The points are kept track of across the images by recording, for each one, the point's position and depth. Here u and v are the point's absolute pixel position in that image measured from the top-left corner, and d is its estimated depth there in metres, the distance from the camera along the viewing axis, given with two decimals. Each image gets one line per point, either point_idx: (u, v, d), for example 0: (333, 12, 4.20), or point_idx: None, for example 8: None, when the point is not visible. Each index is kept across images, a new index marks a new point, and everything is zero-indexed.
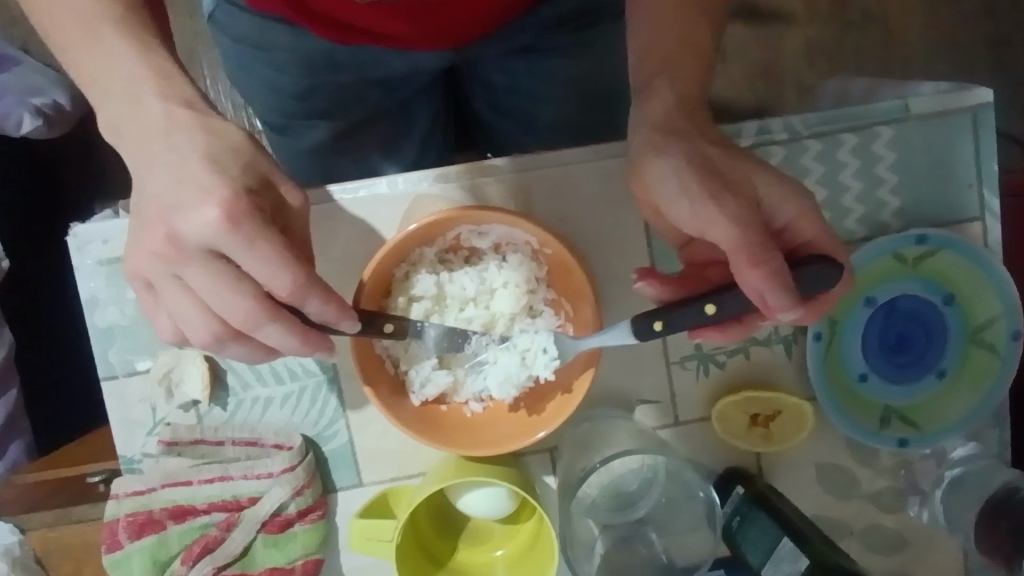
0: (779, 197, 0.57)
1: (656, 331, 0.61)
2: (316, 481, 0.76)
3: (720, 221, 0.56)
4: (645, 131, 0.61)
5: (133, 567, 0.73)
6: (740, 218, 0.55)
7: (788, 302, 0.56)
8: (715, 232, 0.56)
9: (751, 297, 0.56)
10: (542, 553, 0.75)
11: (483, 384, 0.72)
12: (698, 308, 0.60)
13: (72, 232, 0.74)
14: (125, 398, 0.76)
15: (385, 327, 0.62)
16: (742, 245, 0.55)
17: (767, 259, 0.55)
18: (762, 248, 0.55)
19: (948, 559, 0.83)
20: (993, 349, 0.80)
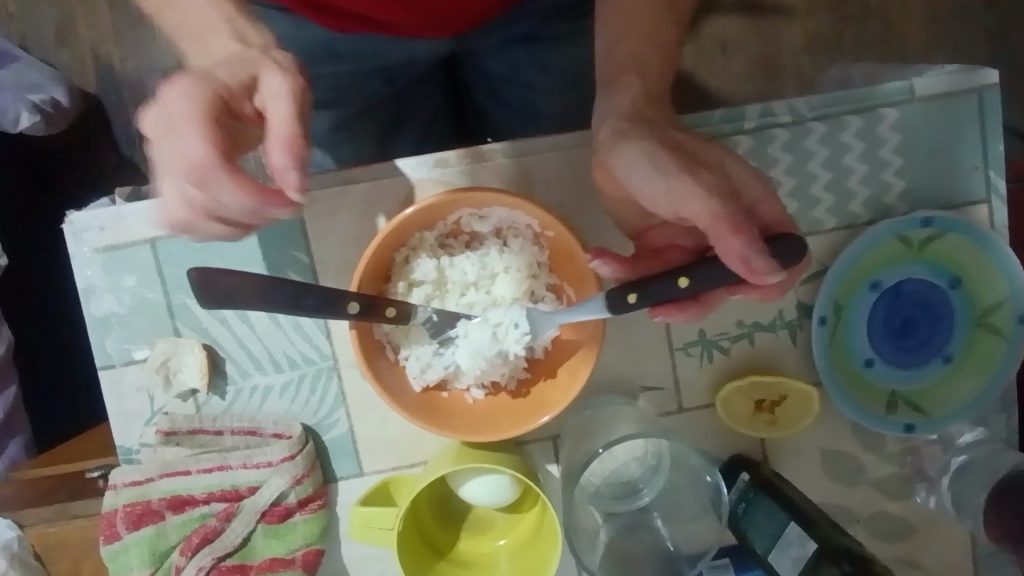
0: (745, 177, 0.59)
1: (631, 303, 0.61)
2: (316, 470, 0.76)
3: (696, 190, 0.56)
4: (611, 120, 0.62)
5: (132, 559, 0.72)
6: (715, 190, 0.56)
7: (773, 266, 0.55)
8: (691, 204, 0.56)
9: (735, 266, 0.56)
10: (545, 541, 0.74)
11: (450, 360, 0.69)
12: (672, 281, 0.59)
13: (68, 219, 0.73)
14: (123, 388, 0.75)
15: (387, 311, 0.64)
16: (721, 215, 0.55)
17: (747, 227, 0.55)
18: (741, 217, 0.55)
19: (955, 546, 0.82)
20: (1000, 333, 0.79)
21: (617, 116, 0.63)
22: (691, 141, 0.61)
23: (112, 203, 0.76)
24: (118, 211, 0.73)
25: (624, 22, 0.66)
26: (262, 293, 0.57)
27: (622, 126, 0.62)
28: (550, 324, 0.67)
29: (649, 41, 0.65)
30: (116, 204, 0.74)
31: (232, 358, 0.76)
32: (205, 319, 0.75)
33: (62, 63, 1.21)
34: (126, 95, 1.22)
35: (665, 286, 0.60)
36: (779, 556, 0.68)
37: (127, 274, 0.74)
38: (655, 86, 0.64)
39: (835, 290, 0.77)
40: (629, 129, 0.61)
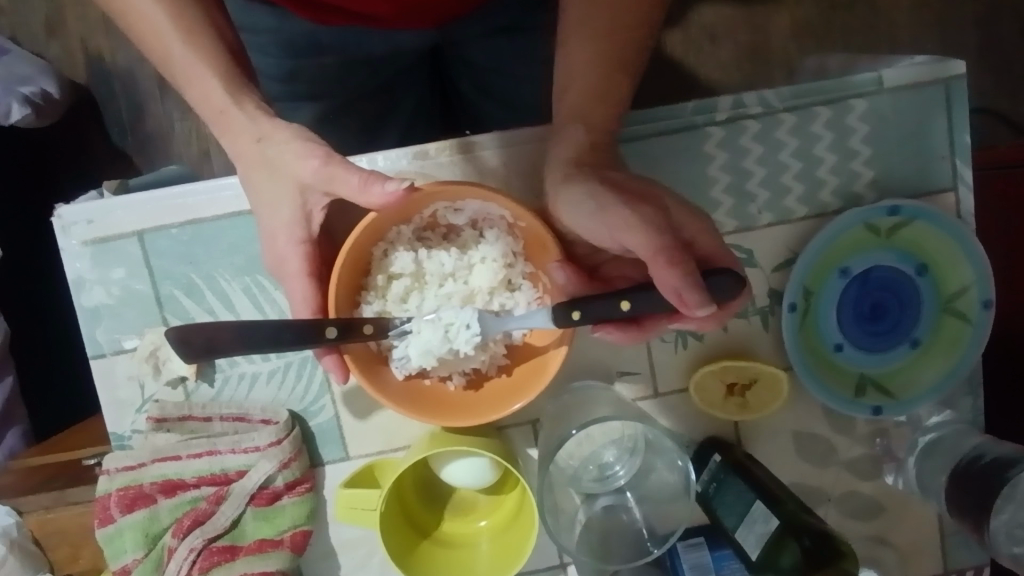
0: (682, 214, 0.61)
1: (573, 320, 0.64)
2: (303, 455, 0.78)
3: (633, 222, 0.60)
4: (560, 168, 0.68)
5: (126, 541, 0.75)
6: (652, 223, 0.59)
7: (703, 299, 0.57)
8: (629, 236, 0.60)
9: (667, 296, 0.58)
10: (525, 521, 0.77)
11: (404, 354, 0.70)
12: (613, 304, 0.63)
13: (57, 213, 0.75)
14: (114, 376, 0.77)
15: (364, 329, 0.65)
16: (657, 247, 0.58)
17: (681, 260, 0.57)
18: (676, 250, 0.58)
19: (922, 525, 0.86)
20: (965, 317, 0.82)
21: (561, 164, 0.68)
22: (629, 180, 0.64)
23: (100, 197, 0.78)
24: (103, 204, 0.75)
25: (573, 72, 0.69)
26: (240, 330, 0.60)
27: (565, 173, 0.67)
28: (500, 328, 0.68)
29: (590, 96, 0.69)
30: (104, 198, 0.76)
31: None
32: (190, 307, 0.77)
33: (52, 55, 1.22)
34: (118, 90, 1.23)
35: (606, 305, 0.63)
36: (745, 531, 0.72)
37: (116, 266, 0.76)
38: (599, 137, 0.69)
39: (805, 276, 0.80)
40: (570, 176, 0.66)
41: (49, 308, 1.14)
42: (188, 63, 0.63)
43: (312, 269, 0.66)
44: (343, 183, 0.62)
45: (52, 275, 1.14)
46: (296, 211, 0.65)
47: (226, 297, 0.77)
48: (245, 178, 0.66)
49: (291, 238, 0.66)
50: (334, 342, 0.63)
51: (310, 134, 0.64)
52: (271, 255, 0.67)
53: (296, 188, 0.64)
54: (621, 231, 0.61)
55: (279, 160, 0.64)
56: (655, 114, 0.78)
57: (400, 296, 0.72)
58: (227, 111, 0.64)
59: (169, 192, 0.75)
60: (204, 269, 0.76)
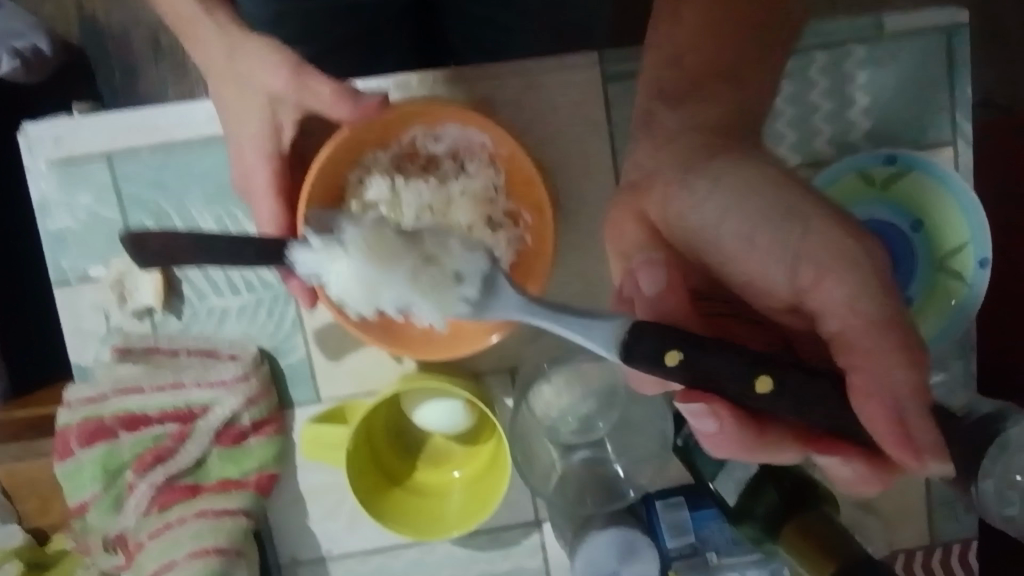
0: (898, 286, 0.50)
1: (666, 364, 0.49)
2: (270, 393, 0.75)
3: (846, 270, 0.48)
4: (709, 158, 0.56)
5: (85, 476, 0.72)
6: (871, 283, 0.48)
7: (936, 444, 0.46)
8: (835, 287, 0.48)
9: (846, 449, 0.49)
10: (498, 471, 0.74)
11: (334, 280, 0.57)
12: (733, 360, 0.48)
13: (23, 130, 0.72)
14: (78, 305, 0.75)
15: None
16: (887, 325, 0.47)
17: (916, 361, 0.46)
18: (904, 338, 0.47)
19: (909, 491, 0.84)
20: (959, 276, 0.79)
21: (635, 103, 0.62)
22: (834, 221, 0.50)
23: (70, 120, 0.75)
24: (71, 124, 0.72)
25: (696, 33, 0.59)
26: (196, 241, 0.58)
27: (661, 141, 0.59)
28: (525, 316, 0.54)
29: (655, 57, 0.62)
30: (72, 119, 0.73)
31: (188, 279, 0.75)
32: None
33: None
34: None
35: (743, 376, 0.48)
36: (723, 481, 0.68)
37: (83, 191, 0.73)
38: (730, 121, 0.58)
39: None
40: (759, 198, 0.52)
41: None
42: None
43: (281, 187, 0.64)
44: (313, 94, 0.60)
45: None
46: (265, 127, 0.62)
47: (196, 226, 0.74)
48: (215, 91, 0.63)
49: (260, 155, 0.63)
50: (300, 263, 0.60)
51: (281, 47, 0.61)
52: (240, 175, 0.65)
53: (266, 101, 0.61)
54: (814, 284, 0.50)
55: (248, 71, 0.61)
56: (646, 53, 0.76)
57: None
58: (197, 21, 0.61)
59: (140, 114, 0.72)
60: (175, 197, 0.74)
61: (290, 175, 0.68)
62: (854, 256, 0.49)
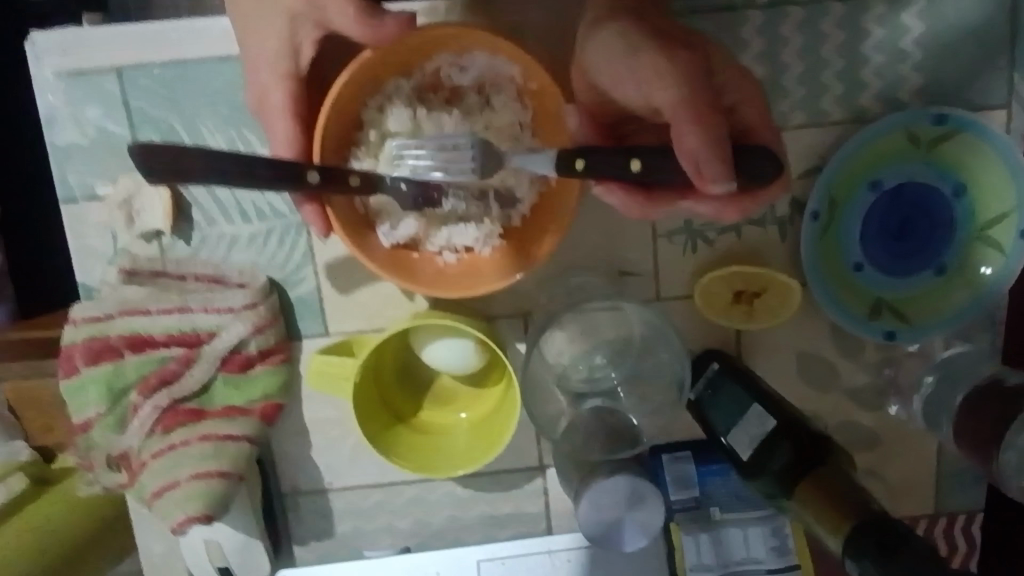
0: (724, 77, 0.57)
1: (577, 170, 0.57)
2: (278, 323, 0.74)
3: (664, 70, 0.53)
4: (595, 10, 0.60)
5: (89, 395, 0.71)
6: (689, 74, 0.52)
7: (724, 174, 0.51)
8: (657, 89, 0.53)
9: (699, 205, 0.57)
10: (505, 413, 0.74)
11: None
12: (624, 164, 0.56)
13: (30, 40, 0.70)
14: (84, 223, 0.73)
15: (350, 180, 0.59)
16: (687, 102, 0.51)
17: (712, 119, 0.51)
18: (709, 110, 0.51)
19: (921, 459, 0.83)
20: (1000, 246, 0.76)
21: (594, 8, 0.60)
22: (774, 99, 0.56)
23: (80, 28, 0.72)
24: (81, 32, 0.70)
25: None
26: (210, 160, 0.53)
27: (650, 38, 0.55)
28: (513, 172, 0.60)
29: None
30: (81, 27, 0.71)
31: (198, 204, 0.73)
32: None
33: None
34: None
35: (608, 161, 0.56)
36: (736, 433, 0.63)
37: (92, 103, 0.71)
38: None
39: (831, 184, 0.74)
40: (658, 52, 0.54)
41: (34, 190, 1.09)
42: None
43: (298, 108, 0.60)
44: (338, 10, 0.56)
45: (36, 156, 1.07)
46: (284, 42, 0.59)
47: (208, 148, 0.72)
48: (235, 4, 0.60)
49: (278, 71, 0.59)
50: (314, 189, 0.58)
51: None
52: (257, 93, 0.61)
53: (286, 17, 0.58)
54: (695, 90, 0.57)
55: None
56: None
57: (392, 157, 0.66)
58: None
59: (153, 28, 0.70)
60: (189, 117, 0.72)
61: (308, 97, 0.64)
62: (717, 120, 0.52)
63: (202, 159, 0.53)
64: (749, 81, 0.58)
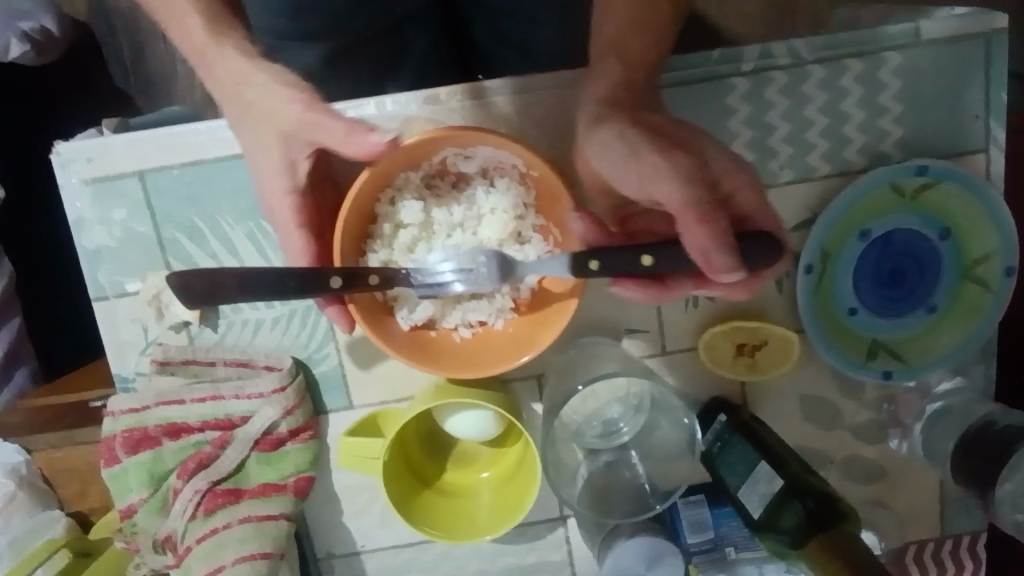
0: (724, 164, 0.56)
1: (591, 270, 0.62)
2: (306, 402, 0.78)
3: (665, 171, 0.56)
4: (592, 108, 0.64)
5: (131, 481, 0.75)
6: (688, 172, 0.55)
7: (732, 264, 0.54)
8: (661, 187, 0.56)
9: (710, 290, 0.62)
10: (526, 474, 0.78)
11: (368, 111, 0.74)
12: (635, 259, 0.61)
13: (55, 150, 0.73)
14: (116, 318, 0.77)
15: (369, 279, 0.63)
16: (688, 201, 0.54)
17: (714, 218, 0.54)
18: (710, 207, 0.54)
19: (923, 487, 0.86)
20: (986, 285, 0.80)
21: (593, 103, 0.65)
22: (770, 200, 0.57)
23: (99, 134, 0.75)
24: (103, 141, 0.73)
25: (604, 18, 0.68)
26: (242, 282, 0.60)
27: (647, 139, 0.58)
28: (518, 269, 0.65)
29: (636, 79, 0.65)
30: (103, 136, 0.74)
31: None
32: (194, 251, 0.76)
33: None
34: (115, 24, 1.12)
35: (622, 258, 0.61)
36: (748, 491, 0.72)
37: (117, 206, 0.74)
38: (636, 75, 0.65)
39: (823, 238, 0.78)
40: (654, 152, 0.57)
41: (48, 261, 1.12)
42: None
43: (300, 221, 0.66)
44: (325, 131, 0.58)
45: (53, 230, 1.11)
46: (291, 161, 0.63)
47: (229, 241, 0.75)
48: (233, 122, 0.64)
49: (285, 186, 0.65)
50: (338, 292, 0.62)
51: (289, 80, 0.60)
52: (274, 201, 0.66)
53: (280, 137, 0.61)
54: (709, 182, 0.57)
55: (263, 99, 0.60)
56: (680, 61, 0.75)
57: (406, 246, 0.70)
58: (206, 50, 0.62)
59: (170, 131, 0.73)
60: (207, 212, 0.75)
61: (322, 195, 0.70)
62: (718, 215, 0.54)
63: (235, 281, 0.60)
64: (745, 168, 0.56)
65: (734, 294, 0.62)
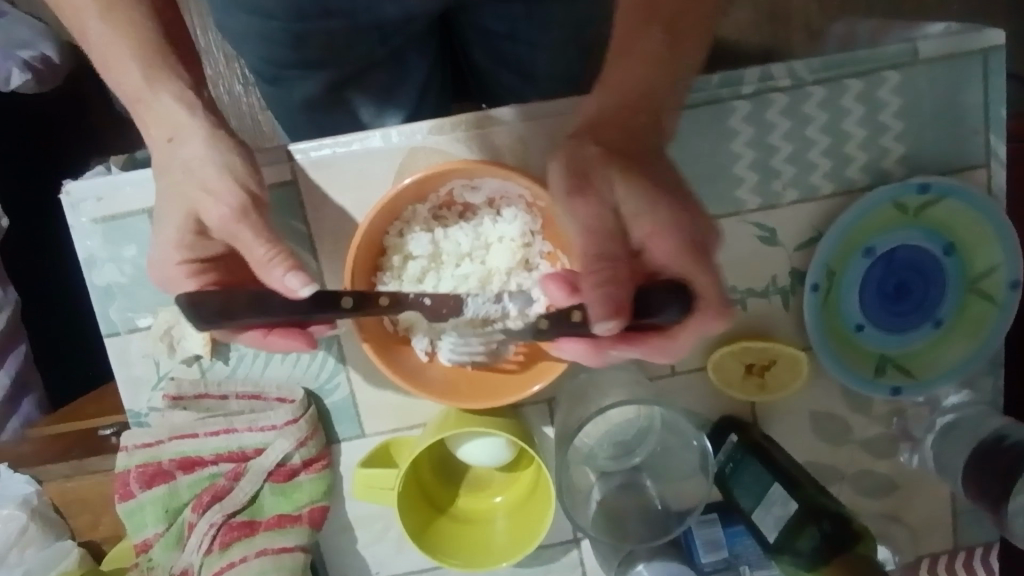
0: (637, 213, 0.58)
1: (570, 321, 0.58)
2: (319, 433, 0.78)
3: (576, 215, 0.60)
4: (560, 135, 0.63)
5: (146, 516, 0.76)
6: (591, 225, 0.59)
7: (608, 318, 0.55)
8: (571, 233, 0.60)
9: (629, 349, 0.61)
10: (540, 499, 0.78)
11: (370, 145, 0.74)
12: (564, 314, 0.58)
13: (65, 190, 0.74)
14: (128, 354, 0.77)
15: (380, 300, 0.60)
16: (585, 253, 0.58)
17: (601, 272, 0.56)
18: (598, 261, 0.57)
19: (936, 500, 0.86)
20: (991, 298, 0.80)
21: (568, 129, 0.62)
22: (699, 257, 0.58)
23: (108, 172, 0.76)
24: (112, 180, 0.74)
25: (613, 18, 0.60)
26: (254, 303, 0.58)
27: (570, 182, 0.60)
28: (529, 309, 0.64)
29: (623, 102, 0.59)
30: (112, 174, 0.75)
31: None
32: None
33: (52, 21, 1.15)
34: None
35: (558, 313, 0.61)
36: (762, 514, 0.73)
37: (127, 244, 0.75)
38: (633, 96, 0.58)
39: (828, 257, 0.78)
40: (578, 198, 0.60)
41: (54, 290, 1.12)
42: (119, 55, 0.57)
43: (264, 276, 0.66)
44: (248, 250, 0.60)
45: (61, 260, 1.12)
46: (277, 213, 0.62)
47: None
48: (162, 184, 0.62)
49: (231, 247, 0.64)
50: (348, 313, 0.59)
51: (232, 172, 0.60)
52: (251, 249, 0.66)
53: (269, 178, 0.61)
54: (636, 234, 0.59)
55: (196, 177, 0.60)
56: None
57: (416, 277, 0.71)
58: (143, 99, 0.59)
59: None
60: None
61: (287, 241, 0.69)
62: (611, 271, 0.56)
63: (248, 301, 0.58)
64: (660, 217, 0.58)
65: (652, 351, 0.61)
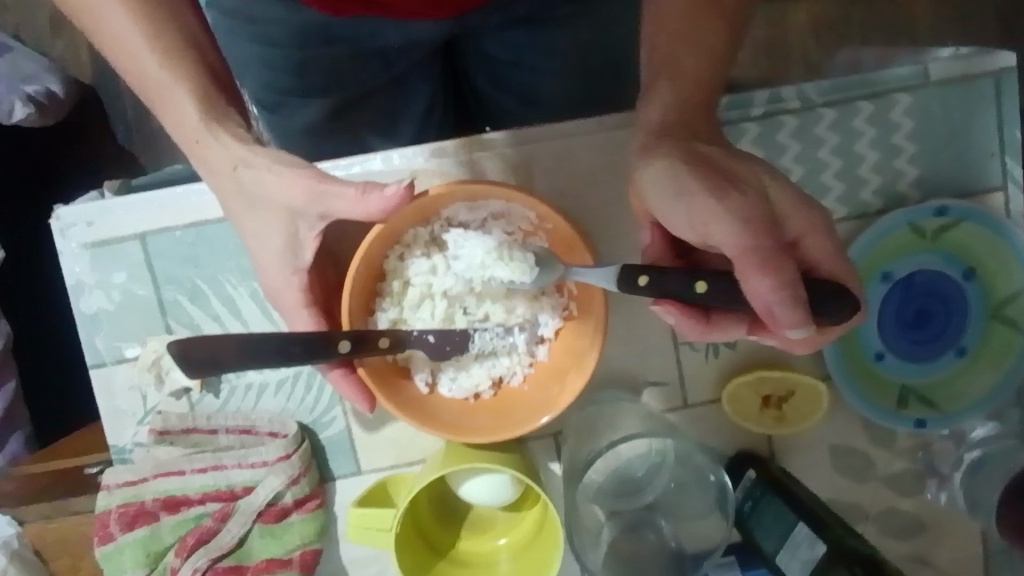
0: (791, 204, 0.52)
1: (639, 285, 0.57)
2: (312, 470, 0.74)
3: (721, 213, 0.51)
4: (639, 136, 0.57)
5: (124, 561, 0.71)
6: (749, 217, 0.50)
7: (800, 321, 0.51)
8: (717, 228, 0.51)
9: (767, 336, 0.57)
10: (546, 542, 0.72)
11: (371, 169, 0.72)
12: (688, 282, 0.56)
13: (55, 215, 0.71)
14: (114, 386, 0.74)
15: (380, 342, 0.61)
16: (750, 248, 0.50)
17: (778, 267, 0.50)
18: (775, 255, 0.50)
19: (966, 541, 0.81)
20: (1015, 325, 0.77)
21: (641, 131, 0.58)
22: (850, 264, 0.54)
23: (100, 196, 0.74)
24: (104, 204, 0.71)
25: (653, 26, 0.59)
26: (242, 348, 0.57)
27: (697, 177, 0.52)
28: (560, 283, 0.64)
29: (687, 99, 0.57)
30: (105, 199, 0.72)
31: None
32: (197, 315, 0.73)
33: (56, 54, 1.16)
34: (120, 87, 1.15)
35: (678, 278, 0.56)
36: (788, 556, 0.68)
37: (117, 270, 0.72)
38: (690, 95, 0.57)
39: None
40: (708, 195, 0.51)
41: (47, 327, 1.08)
42: (167, 87, 0.55)
43: (309, 300, 0.62)
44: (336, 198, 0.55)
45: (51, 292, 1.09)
46: (284, 237, 0.58)
47: (232, 302, 0.73)
48: (223, 203, 0.59)
49: (284, 268, 0.60)
50: (347, 356, 0.60)
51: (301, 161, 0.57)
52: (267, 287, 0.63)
53: (285, 215, 0.57)
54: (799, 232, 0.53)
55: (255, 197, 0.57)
56: None
57: (416, 303, 0.68)
58: (200, 139, 0.56)
59: (173, 192, 0.71)
60: (209, 273, 0.72)
61: (323, 275, 0.67)
62: (787, 264, 0.50)
63: (235, 347, 0.57)
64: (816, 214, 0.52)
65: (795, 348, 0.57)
